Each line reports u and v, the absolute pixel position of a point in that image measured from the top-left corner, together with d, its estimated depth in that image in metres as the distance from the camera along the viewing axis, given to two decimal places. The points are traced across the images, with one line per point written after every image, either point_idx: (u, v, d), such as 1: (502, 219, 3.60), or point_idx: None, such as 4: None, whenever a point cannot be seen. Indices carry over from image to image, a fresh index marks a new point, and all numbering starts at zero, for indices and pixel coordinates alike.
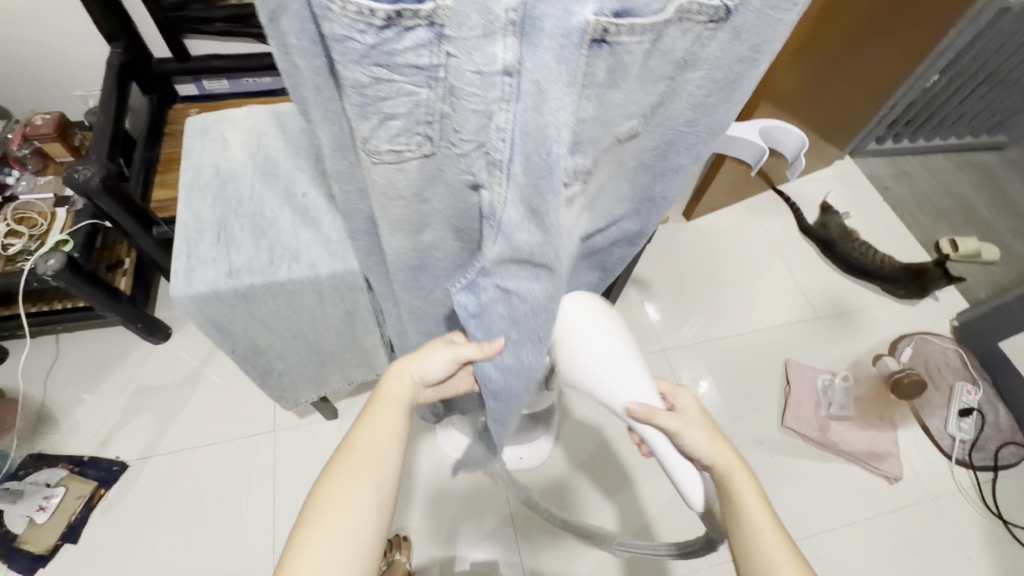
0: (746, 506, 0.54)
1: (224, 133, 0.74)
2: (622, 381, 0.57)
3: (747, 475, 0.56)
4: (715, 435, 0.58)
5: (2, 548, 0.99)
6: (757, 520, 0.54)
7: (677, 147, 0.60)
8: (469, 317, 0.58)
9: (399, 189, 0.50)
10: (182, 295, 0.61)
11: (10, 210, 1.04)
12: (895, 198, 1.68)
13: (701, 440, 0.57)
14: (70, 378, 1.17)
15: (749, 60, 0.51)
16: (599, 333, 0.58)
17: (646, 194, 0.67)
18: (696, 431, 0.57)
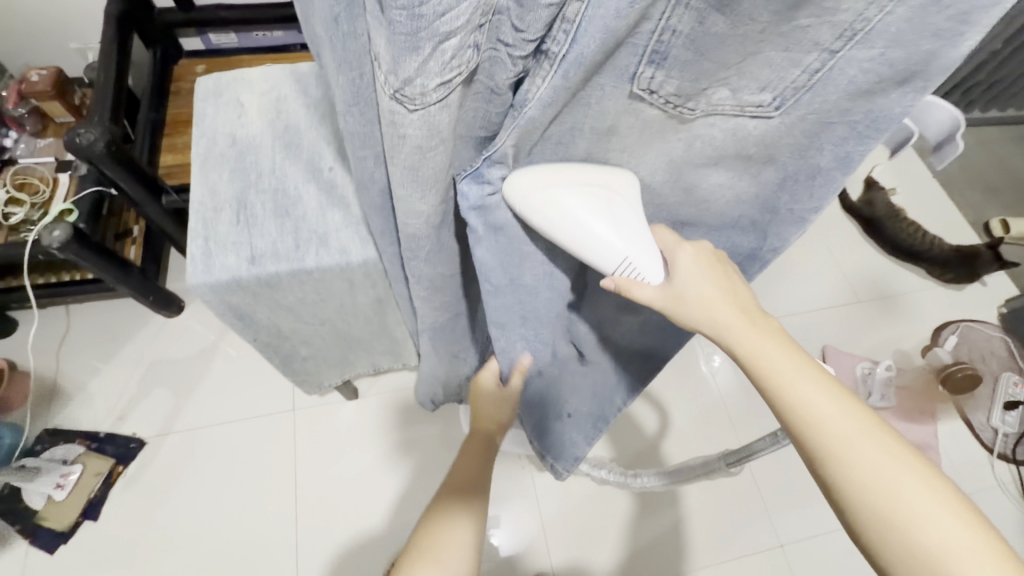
0: (801, 396, 0.44)
1: (240, 97, 0.66)
2: (602, 254, 0.48)
3: (773, 341, 0.47)
4: (730, 299, 0.49)
5: (23, 524, 0.98)
6: (807, 395, 0.44)
7: (823, 139, 0.44)
8: (471, 211, 0.48)
9: (441, 136, 0.38)
10: (200, 282, 0.54)
11: (10, 174, 0.96)
12: (944, 173, 1.58)
13: (697, 311, 0.49)
14: (82, 351, 1.13)
15: (947, 35, 0.35)
16: (555, 195, 0.46)
17: (769, 204, 0.52)
18: (690, 301, 0.49)
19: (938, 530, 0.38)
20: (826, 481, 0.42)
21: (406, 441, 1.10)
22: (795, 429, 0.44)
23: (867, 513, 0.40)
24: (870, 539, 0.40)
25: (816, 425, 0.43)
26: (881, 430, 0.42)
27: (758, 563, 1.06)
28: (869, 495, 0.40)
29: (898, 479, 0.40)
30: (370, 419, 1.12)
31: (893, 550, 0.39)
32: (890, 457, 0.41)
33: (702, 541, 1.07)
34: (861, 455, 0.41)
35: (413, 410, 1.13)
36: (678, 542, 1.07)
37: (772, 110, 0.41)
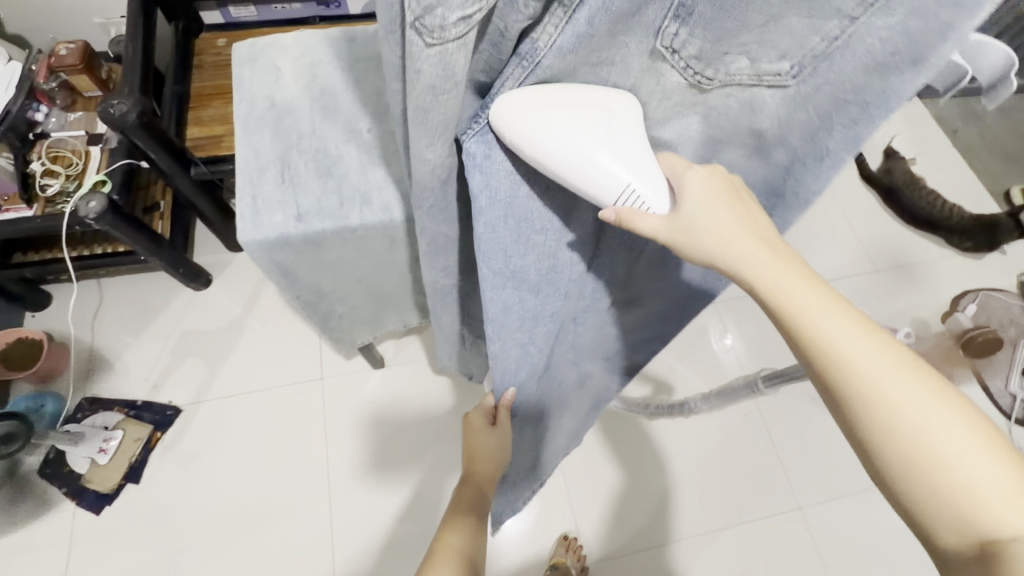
0: (823, 329, 0.39)
1: (276, 61, 0.67)
2: (600, 178, 0.41)
3: (793, 271, 0.41)
4: (748, 228, 0.43)
5: (69, 487, 1.02)
6: (831, 328, 0.39)
7: (831, 121, 0.43)
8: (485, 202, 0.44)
9: (456, 79, 0.35)
10: (250, 239, 0.56)
11: (43, 147, 0.98)
12: (964, 142, 1.58)
13: (708, 240, 0.42)
14: (116, 323, 1.16)
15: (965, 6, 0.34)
16: (537, 121, 0.38)
17: (775, 186, 0.51)
18: (700, 228, 0.43)
19: (976, 470, 0.34)
20: (848, 417, 0.38)
21: (383, 436, 1.11)
22: (817, 367, 0.39)
23: (894, 452, 0.36)
24: (905, 487, 0.35)
25: (841, 360, 0.38)
26: (913, 364, 0.37)
27: (776, 525, 1.08)
28: (898, 435, 0.36)
29: (931, 416, 0.35)
30: (396, 387, 1.15)
31: (921, 492, 0.35)
32: (923, 394, 0.36)
33: (722, 504, 1.10)
34: (889, 392, 0.37)
35: (438, 380, 1.16)
36: (698, 503, 1.10)
37: (788, 79, 0.40)
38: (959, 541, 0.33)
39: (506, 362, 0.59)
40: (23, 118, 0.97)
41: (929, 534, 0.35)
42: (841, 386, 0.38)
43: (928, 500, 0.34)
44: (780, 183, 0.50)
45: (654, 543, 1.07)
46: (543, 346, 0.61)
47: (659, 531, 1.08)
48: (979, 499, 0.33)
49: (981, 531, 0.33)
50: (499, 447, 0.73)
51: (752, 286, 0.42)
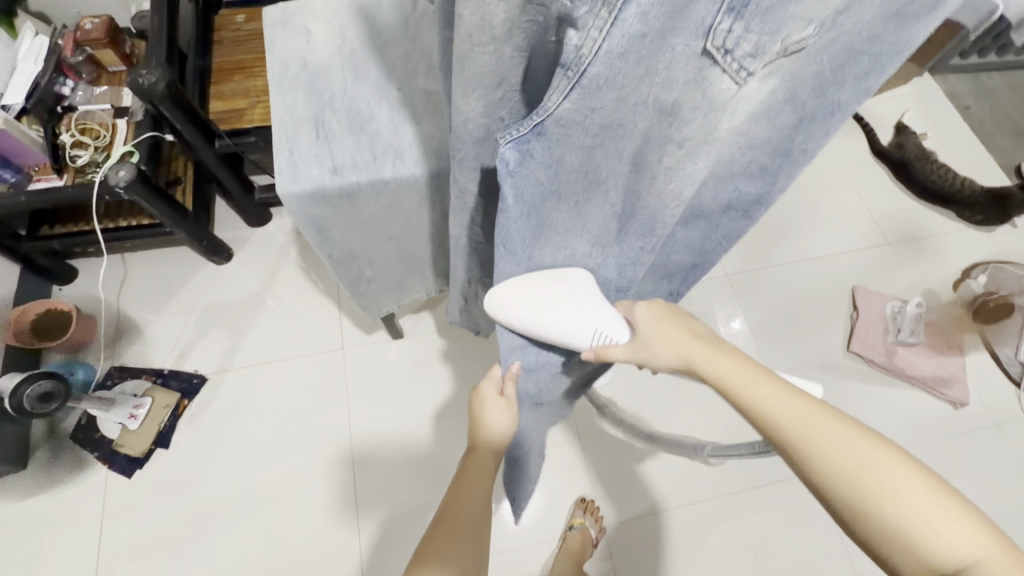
0: (757, 399, 0.49)
1: (307, 24, 0.68)
2: (575, 332, 0.58)
3: (728, 358, 0.53)
4: (684, 333, 0.56)
5: (102, 451, 1.05)
6: (763, 396, 0.49)
7: (844, 75, 0.47)
8: (508, 178, 0.43)
9: (494, 30, 0.37)
10: (289, 191, 0.58)
11: (72, 120, 1.00)
12: (975, 118, 1.58)
13: (664, 347, 0.56)
14: (141, 295, 1.19)
15: None
16: (522, 303, 0.56)
17: (782, 147, 0.53)
18: (652, 341, 0.57)
19: (910, 504, 0.40)
20: (801, 474, 0.46)
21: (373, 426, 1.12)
22: (767, 431, 0.48)
23: (839, 500, 0.43)
24: (863, 531, 0.42)
25: (775, 423, 0.47)
26: (844, 422, 0.45)
27: (786, 490, 1.11)
28: (838, 484, 0.43)
29: (871, 462, 0.42)
30: (415, 357, 1.18)
31: (871, 530, 0.41)
32: (859, 444, 0.43)
33: (732, 469, 1.12)
34: (824, 449, 0.44)
35: (454, 350, 1.19)
36: (709, 469, 1.12)
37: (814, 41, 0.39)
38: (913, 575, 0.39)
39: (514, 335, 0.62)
40: (51, 92, 0.99)
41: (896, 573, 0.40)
42: (786, 448, 0.46)
43: (882, 538, 0.40)
44: (790, 140, 0.52)
45: (657, 510, 1.09)
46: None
47: (648, 500, 1.10)
48: (917, 532, 0.39)
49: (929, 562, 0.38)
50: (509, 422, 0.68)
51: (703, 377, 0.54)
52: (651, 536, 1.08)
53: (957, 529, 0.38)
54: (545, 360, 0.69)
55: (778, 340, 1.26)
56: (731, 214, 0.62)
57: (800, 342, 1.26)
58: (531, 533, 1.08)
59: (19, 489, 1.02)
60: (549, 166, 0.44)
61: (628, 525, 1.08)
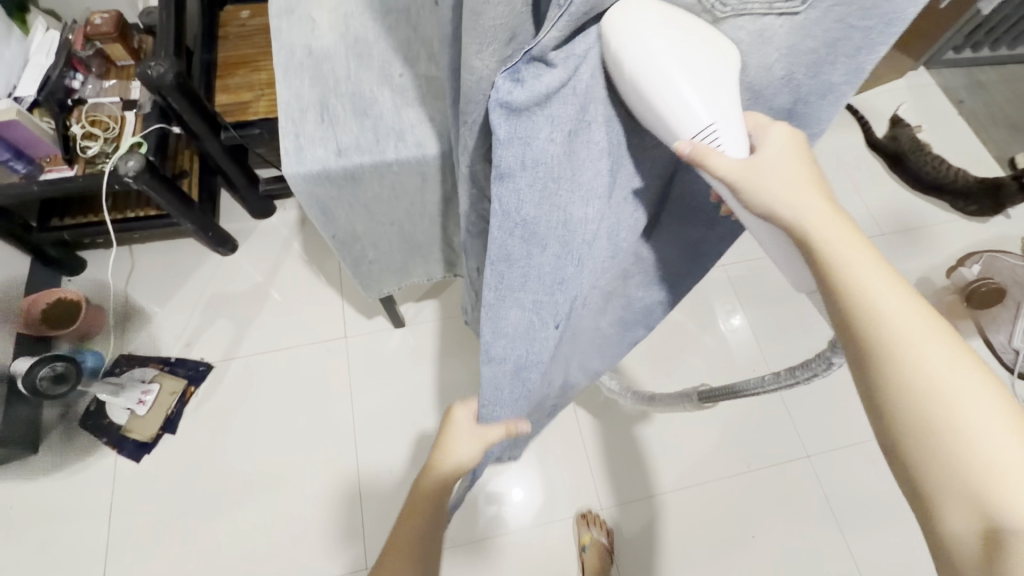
0: (864, 286, 0.37)
1: (312, 14, 0.71)
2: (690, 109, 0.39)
3: (850, 234, 0.39)
4: (810, 186, 0.41)
5: (111, 437, 1.07)
6: (872, 283, 0.37)
7: (841, 53, 0.41)
8: (501, 114, 0.38)
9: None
10: (295, 172, 0.60)
11: (82, 112, 1.02)
12: (969, 111, 1.61)
13: (780, 194, 0.40)
14: (149, 285, 1.21)
15: None
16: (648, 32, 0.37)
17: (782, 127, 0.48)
18: (770, 180, 0.41)
19: (1006, 459, 0.31)
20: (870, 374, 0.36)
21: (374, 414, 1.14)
22: (850, 322, 0.37)
23: (912, 417, 0.34)
24: (922, 470, 0.33)
25: (874, 318, 0.36)
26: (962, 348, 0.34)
27: (782, 473, 1.13)
28: (914, 405, 0.34)
29: (968, 401, 0.33)
30: (416, 345, 1.20)
31: (930, 459, 0.33)
32: (962, 378, 0.33)
33: (728, 454, 1.14)
34: (917, 366, 0.34)
35: (455, 338, 1.21)
36: (705, 453, 1.14)
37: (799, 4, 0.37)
38: (963, 523, 0.31)
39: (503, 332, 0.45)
40: (62, 85, 1.01)
41: (935, 513, 0.33)
42: (868, 343, 0.36)
43: (937, 467, 0.32)
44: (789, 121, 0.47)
45: (651, 494, 1.11)
46: (551, 316, 0.47)
47: (645, 485, 1.12)
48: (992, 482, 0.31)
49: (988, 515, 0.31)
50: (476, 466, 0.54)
51: (805, 236, 0.40)
52: (649, 519, 1.10)
53: None
54: (535, 375, 0.52)
55: (775, 328, 1.27)
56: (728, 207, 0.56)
57: (797, 329, 1.27)
58: (531, 515, 1.10)
59: (30, 474, 1.04)
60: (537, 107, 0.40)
61: (627, 507, 1.10)
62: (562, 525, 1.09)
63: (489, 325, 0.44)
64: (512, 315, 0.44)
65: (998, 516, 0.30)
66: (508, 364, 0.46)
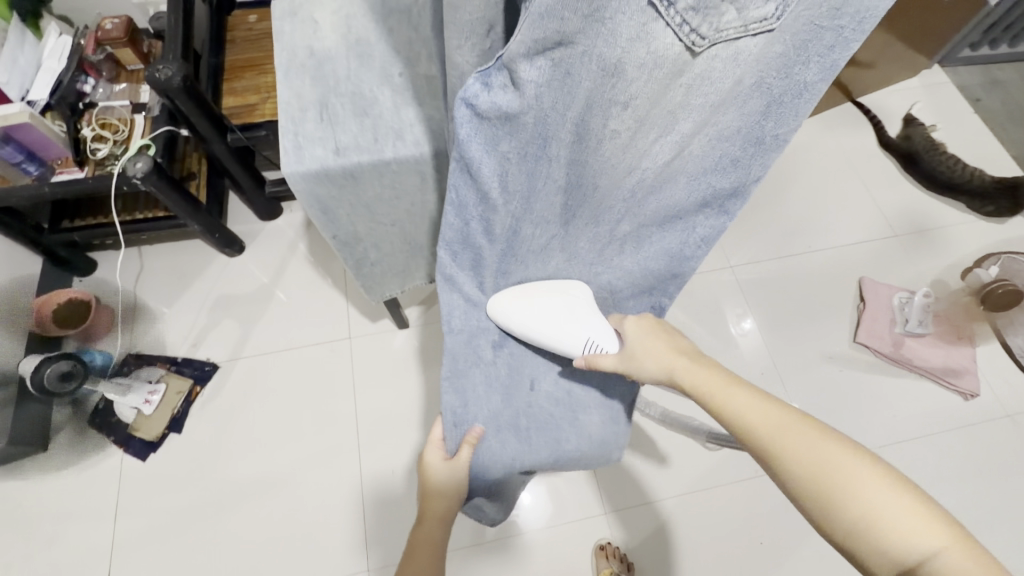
0: (724, 403, 0.52)
1: (314, 15, 0.71)
2: (568, 340, 0.63)
3: (707, 369, 0.55)
4: (670, 348, 0.58)
5: (119, 435, 1.09)
6: (734, 406, 0.51)
7: (809, 51, 0.43)
8: (467, 111, 0.47)
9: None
10: (294, 170, 0.61)
11: (92, 116, 1.04)
12: (986, 110, 1.57)
13: (650, 360, 0.57)
14: (157, 286, 1.23)
15: None
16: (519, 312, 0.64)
17: (753, 133, 0.50)
18: (642, 353, 0.58)
19: (883, 504, 0.41)
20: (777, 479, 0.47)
21: (377, 416, 1.14)
22: (741, 437, 0.50)
23: (806, 497, 0.45)
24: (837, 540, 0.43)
25: (750, 432, 0.49)
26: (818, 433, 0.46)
27: None
28: (810, 490, 0.45)
29: (840, 473, 0.44)
30: (420, 347, 1.20)
31: (840, 532, 0.43)
32: (820, 451, 0.45)
33: (735, 459, 1.12)
34: (794, 463, 0.46)
35: None
36: (711, 458, 1.12)
37: (774, 22, 0.39)
38: (884, 569, 0.41)
39: (454, 298, 0.64)
40: (73, 89, 1.03)
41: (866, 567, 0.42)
42: (760, 453, 0.49)
43: (842, 530, 0.43)
44: (760, 133, 0.50)
45: (656, 498, 1.09)
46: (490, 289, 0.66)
47: (651, 489, 1.10)
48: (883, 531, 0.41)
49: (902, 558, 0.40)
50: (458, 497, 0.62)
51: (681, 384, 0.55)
52: (654, 524, 1.08)
53: (916, 524, 0.40)
54: (484, 339, 0.66)
55: (784, 332, 1.25)
56: (704, 212, 0.58)
57: (806, 332, 1.25)
58: (535, 519, 1.08)
59: (39, 472, 1.05)
60: (505, 122, 0.48)
61: (631, 513, 1.08)
62: (566, 529, 1.07)
63: (446, 292, 0.63)
64: (466, 282, 0.65)
65: (907, 559, 0.40)
66: (463, 334, 0.65)
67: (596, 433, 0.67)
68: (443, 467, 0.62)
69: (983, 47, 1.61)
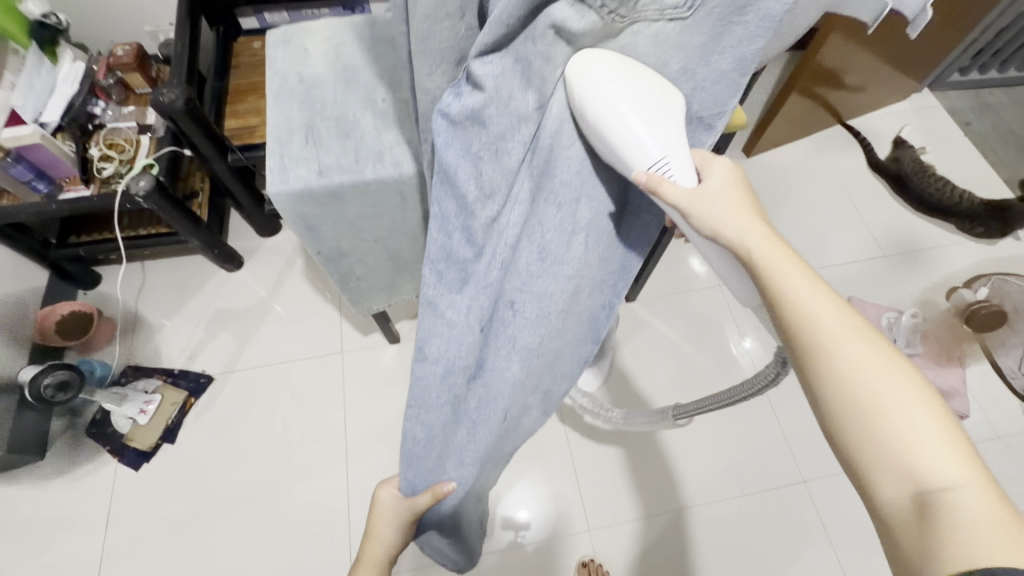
0: (788, 284, 0.42)
1: (306, 44, 0.75)
2: (643, 141, 0.46)
3: (781, 249, 0.44)
4: (745, 211, 0.47)
5: (114, 444, 1.11)
6: (802, 290, 0.42)
7: (723, 40, 0.46)
8: (443, 119, 0.52)
9: (445, 5, 0.44)
10: (278, 190, 0.64)
11: (100, 136, 1.10)
12: (977, 133, 1.59)
13: (723, 214, 0.46)
14: (157, 300, 1.26)
15: None
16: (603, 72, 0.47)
17: (677, 112, 0.52)
18: (716, 203, 0.46)
19: (922, 434, 0.36)
20: (809, 371, 0.40)
21: (366, 429, 1.15)
22: (789, 321, 0.42)
23: (848, 401, 0.38)
24: (857, 453, 0.38)
25: (807, 319, 0.41)
26: (878, 339, 0.39)
27: (777, 498, 1.10)
28: (851, 396, 0.38)
29: (889, 390, 0.37)
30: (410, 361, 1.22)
31: (864, 442, 0.37)
32: (873, 366, 0.38)
33: (722, 477, 1.12)
34: (841, 361, 0.39)
35: None
36: (698, 476, 1.12)
37: (685, 10, 0.44)
38: (897, 492, 0.36)
39: (437, 323, 0.58)
40: (84, 111, 1.09)
41: (871, 487, 0.37)
42: (803, 346, 0.41)
43: (865, 444, 0.37)
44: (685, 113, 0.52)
45: (641, 515, 1.09)
46: (474, 320, 0.58)
47: (636, 507, 1.10)
48: (910, 450, 0.36)
49: (918, 481, 0.35)
50: (404, 539, 0.66)
51: (745, 255, 0.45)
52: (639, 543, 1.07)
53: (949, 457, 0.35)
54: (459, 376, 0.60)
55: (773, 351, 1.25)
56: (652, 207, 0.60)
57: None
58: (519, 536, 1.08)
59: (35, 480, 1.08)
60: (475, 122, 0.52)
61: (616, 530, 1.08)
62: (549, 546, 1.07)
63: (428, 317, 0.58)
64: (450, 306, 0.58)
65: (927, 482, 0.35)
66: (439, 364, 0.58)
67: (531, 427, 0.75)
68: (395, 511, 0.66)
69: (973, 71, 1.64)
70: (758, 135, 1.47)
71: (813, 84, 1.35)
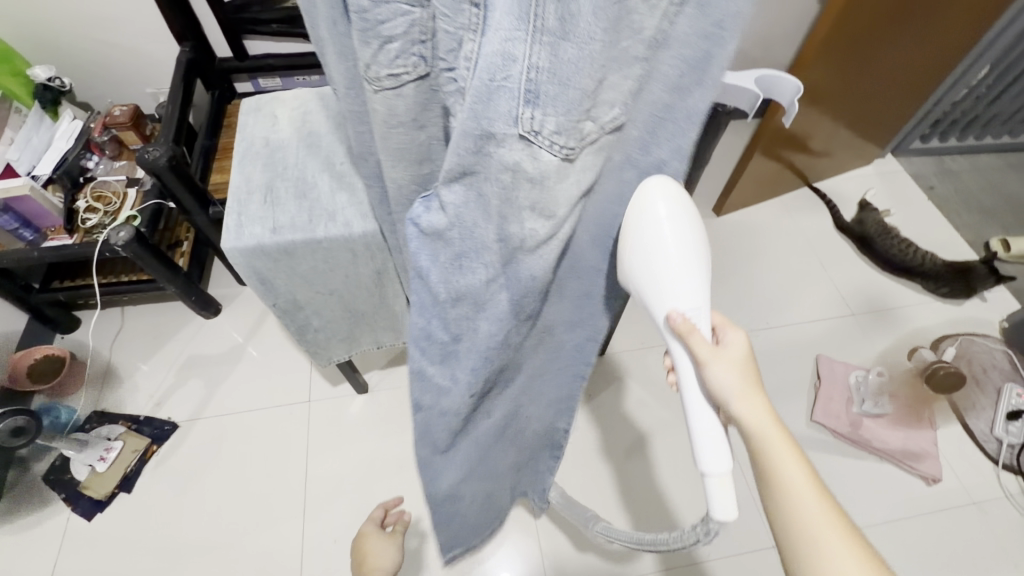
0: (777, 459, 0.51)
1: (275, 111, 0.81)
2: (686, 290, 0.52)
3: (775, 427, 0.53)
4: (750, 383, 0.53)
5: (69, 492, 1.10)
6: (782, 463, 0.51)
7: (658, 136, 0.50)
8: (417, 235, 0.53)
9: (398, 117, 0.51)
10: (232, 246, 0.67)
11: (89, 189, 1.15)
12: (940, 197, 1.65)
13: (729, 382, 0.52)
14: (131, 345, 1.28)
15: (714, 38, 0.44)
16: (669, 200, 0.51)
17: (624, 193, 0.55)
18: (728, 367, 0.53)
19: None
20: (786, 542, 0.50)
21: (327, 482, 1.13)
22: (769, 492, 0.52)
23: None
24: None
25: (786, 495, 0.50)
26: (843, 523, 0.49)
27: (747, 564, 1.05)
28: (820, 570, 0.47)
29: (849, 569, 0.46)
30: (375, 412, 1.22)
31: None
32: (840, 545, 0.47)
33: None
34: (814, 539, 0.48)
35: None
36: None
37: (621, 117, 0.48)
38: None
39: (425, 388, 0.66)
40: (77, 165, 1.16)
41: None
42: (782, 519, 0.50)
43: None
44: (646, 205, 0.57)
45: None
46: (466, 389, 0.65)
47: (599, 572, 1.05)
48: None
49: None
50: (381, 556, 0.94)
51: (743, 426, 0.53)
52: None
53: None
54: (452, 418, 0.69)
55: None
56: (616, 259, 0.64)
57: None
58: None
59: None
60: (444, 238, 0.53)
61: None
62: None
63: (417, 383, 0.65)
64: (438, 376, 0.65)
65: None
66: (433, 410, 0.68)
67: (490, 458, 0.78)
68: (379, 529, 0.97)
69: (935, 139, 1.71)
70: (726, 195, 1.52)
71: (778, 147, 1.41)
